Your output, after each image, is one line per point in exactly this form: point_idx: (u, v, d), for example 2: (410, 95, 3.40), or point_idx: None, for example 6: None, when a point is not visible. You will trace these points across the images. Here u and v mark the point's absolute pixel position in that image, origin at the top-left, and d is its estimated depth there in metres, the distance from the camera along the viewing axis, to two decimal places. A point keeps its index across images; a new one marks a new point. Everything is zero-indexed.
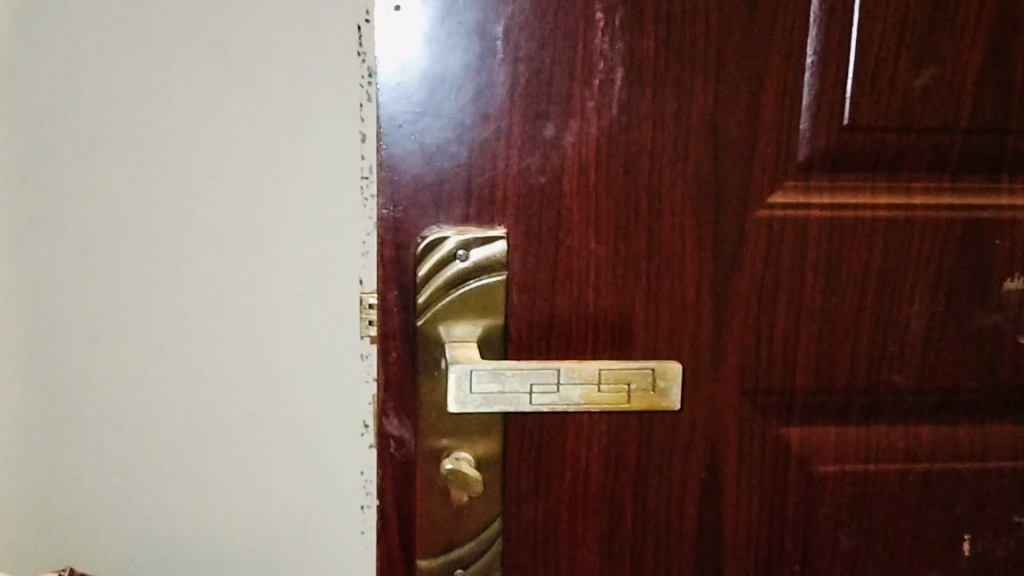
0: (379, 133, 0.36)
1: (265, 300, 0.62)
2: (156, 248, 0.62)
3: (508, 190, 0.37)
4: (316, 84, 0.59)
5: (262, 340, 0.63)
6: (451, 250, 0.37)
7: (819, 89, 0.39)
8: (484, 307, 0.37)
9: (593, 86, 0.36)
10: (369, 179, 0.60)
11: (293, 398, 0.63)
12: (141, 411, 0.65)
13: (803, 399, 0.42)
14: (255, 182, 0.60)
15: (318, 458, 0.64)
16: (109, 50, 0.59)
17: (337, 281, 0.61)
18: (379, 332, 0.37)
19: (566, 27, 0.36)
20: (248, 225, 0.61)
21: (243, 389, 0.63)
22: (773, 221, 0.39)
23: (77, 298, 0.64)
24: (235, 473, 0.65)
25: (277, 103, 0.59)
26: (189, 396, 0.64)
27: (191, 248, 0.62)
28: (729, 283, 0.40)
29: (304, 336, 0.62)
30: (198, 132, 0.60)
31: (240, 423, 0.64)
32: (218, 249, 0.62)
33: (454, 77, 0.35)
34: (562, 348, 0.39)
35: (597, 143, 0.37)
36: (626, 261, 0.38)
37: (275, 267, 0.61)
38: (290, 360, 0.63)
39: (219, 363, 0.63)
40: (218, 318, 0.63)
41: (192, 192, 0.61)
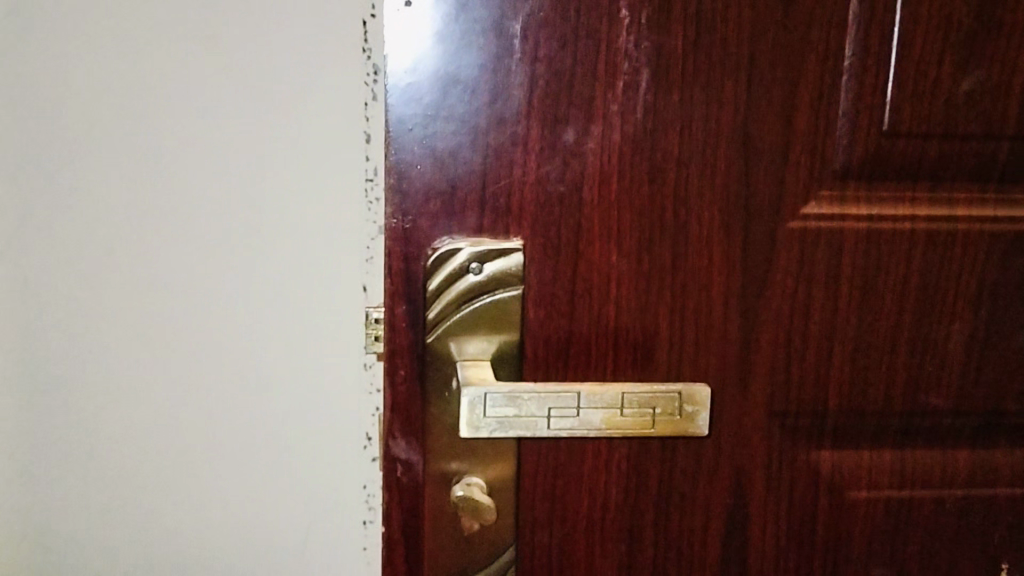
0: (387, 137, 0.33)
1: (262, 327, 0.55)
2: (131, 265, 0.54)
3: (525, 199, 0.34)
4: (314, 76, 0.52)
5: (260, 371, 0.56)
6: (463, 262, 0.34)
7: (857, 92, 0.36)
8: (498, 323, 0.35)
9: (617, 89, 0.34)
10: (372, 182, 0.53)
11: (290, 427, 0.57)
12: (117, 447, 0.57)
13: (835, 421, 0.40)
14: (246, 190, 0.53)
15: (317, 490, 0.57)
16: (70, 37, 0.51)
17: (341, 300, 0.55)
18: (386, 350, 0.35)
19: (588, 26, 0.33)
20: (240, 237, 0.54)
21: (239, 428, 0.56)
22: (807, 232, 0.37)
23: (33, 314, 0.55)
24: (225, 513, 0.58)
25: (269, 97, 0.52)
26: (168, 429, 0.56)
27: (169, 259, 0.54)
28: (760, 298, 0.37)
29: (307, 363, 0.56)
30: (182, 135, 0.52)
31: (229, 457, 0.57)
32: (199, 259, 0.54)
33: (469, 77, 0.33)
34: (581, 367, 0.36)
35: (621, 150, 0.35)
36: (650, 275, 0.36)
37: (280, 288, 0.56)
38: (286, 386, 0.56)
39: (211, 398, 0.56)
40: (203, 338, 0.55)
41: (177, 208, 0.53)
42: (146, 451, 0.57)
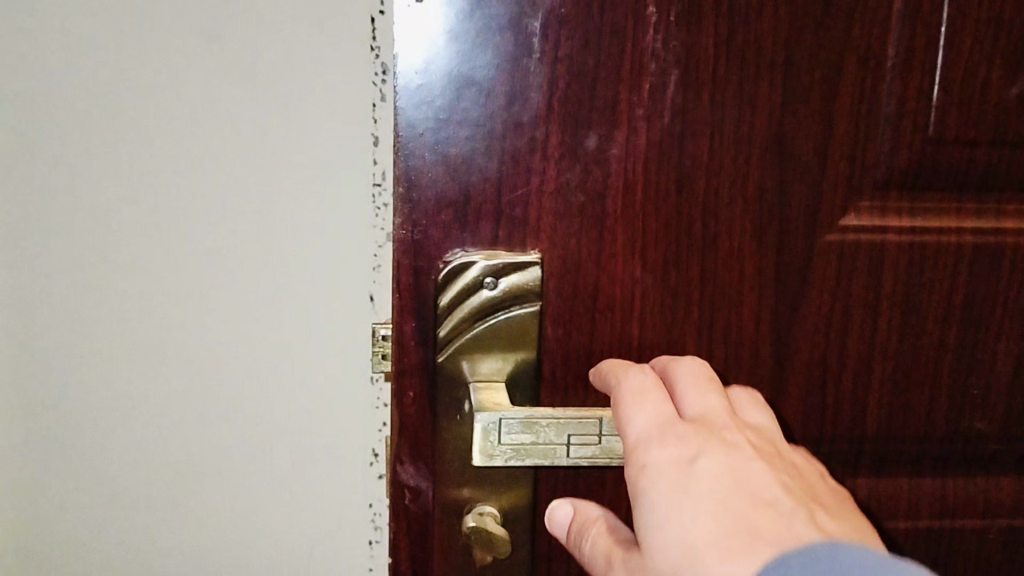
0: (396, 143, 0.31)
1: (268, 325, 0.54)
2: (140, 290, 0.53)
3: (544, 209, 0.32)
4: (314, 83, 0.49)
5: (272, 397, 0.56)
6: (477, 277, 0.32)
7: (901, 95, 0.34)
8: (514, 340, 0.33)
9: (642, 91, 0.32)
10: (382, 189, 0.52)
11: (297, 431, 0.56)
12: (120, 443, 0.56)
13: (873, 447, 0.37)
14: (251, 205, 0.51)
15: (324, 492, 0.58)
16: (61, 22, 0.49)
17: (347, 302, 0.54)
18: (393, 369, 0.33)
19: (613, 24, 0.31)
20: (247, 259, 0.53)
21: (251, 451, 0.57)
22: (847, 246, 0.35)
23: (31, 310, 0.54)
24: (232, 510, 0.58)
25: (270, 105, 0.50)
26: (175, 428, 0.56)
27: (170, 256, 0.53)
28: (793, 316, 0.35)
29: (312, 364, 0.55)
30: (178, 138, 0.50)
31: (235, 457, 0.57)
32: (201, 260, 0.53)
33: (484, 78, 0.30)
34: (602, 388, 0.34)
35: (646, 156, 0.32)
36: (677, 290, 0.34)
37: (274, 285, 0.53)
38: (293, 392, 0.55)
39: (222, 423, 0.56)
40: (206, 340, 0.54)
41: (175, 197, 0.51)
42: (151, 448, 0.56)
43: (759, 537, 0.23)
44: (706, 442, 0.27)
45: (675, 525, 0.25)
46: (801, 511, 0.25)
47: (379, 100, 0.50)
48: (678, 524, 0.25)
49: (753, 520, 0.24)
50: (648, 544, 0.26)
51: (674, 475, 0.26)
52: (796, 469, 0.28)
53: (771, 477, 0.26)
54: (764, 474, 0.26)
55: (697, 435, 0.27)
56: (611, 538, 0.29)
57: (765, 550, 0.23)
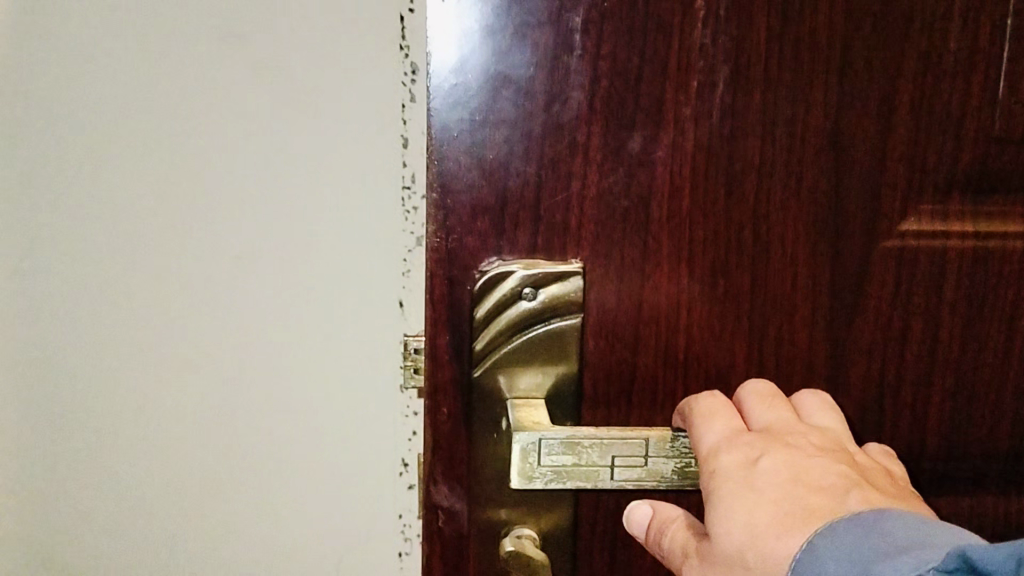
0: (430, 146, 0.29)
1: (292, 330, 0.53)
2: (185, 286, 0.52)
3: (586, 216, 0.30)
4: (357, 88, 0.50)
5: (316, 387, 0.54)
6: (514, 287, 0.30)
7: (965, 92, 0.32)
8: (555, 353, 0.31)
9: (689, 90, 0.30)
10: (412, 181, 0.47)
11: (320, 441, 0.54)
12: (144, 450, 0.55)
13: (934, 466, 0.35)
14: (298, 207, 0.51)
15: (351, 508, 0.56)
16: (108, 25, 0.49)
17: (372, 306, 0.52)
18: (427, 385, 0.31)
19: (658, 18, 0.29)
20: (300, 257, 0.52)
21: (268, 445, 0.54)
22: (906, 253, 0.33)
23: (66, 314, 0.54)
24: (256, 525, 0.56)
25: (306, 105, 0.49)
26: (198, 436, 0.55)
27: (199, 257, 0.52)
28: (849, 325, 0.33)
29: (334, 366, 0.53)
30: (214, 139, 0.50)
31: (258, 472, 0.55)
32: (230, 262, 0.52)
33: (522, 78, 0.29)
34: (646, 404, 0.32)
35: (693, 159, 0.31)
36: (725, 300, 0.32)
37: (302, 289, 0.52)
38: (316, 399, 0.54)
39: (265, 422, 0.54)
40: (234, 344, 0.53)
41: (206, 198, 0.51)
42: (175, 455, 0.55)
43: (820, 513, 0.23)
44: (765, 444, 0.26)
45: (738, 521, 0.24)
46: (859, 490, 0.24)
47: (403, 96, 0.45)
48: (745, 520, 0.24)
49: (813, 509, 0.23)
50: (719, 543, 0.25)
51: (738, 478, 0.25)
52: (859, 461, 0.27)
53: (835, 467, 0.25)
54: (827, 462, 0.25)
55: (756, 440, 0.27)
56: (691, 532, 0.27)
57: (823, 521, 0.23)
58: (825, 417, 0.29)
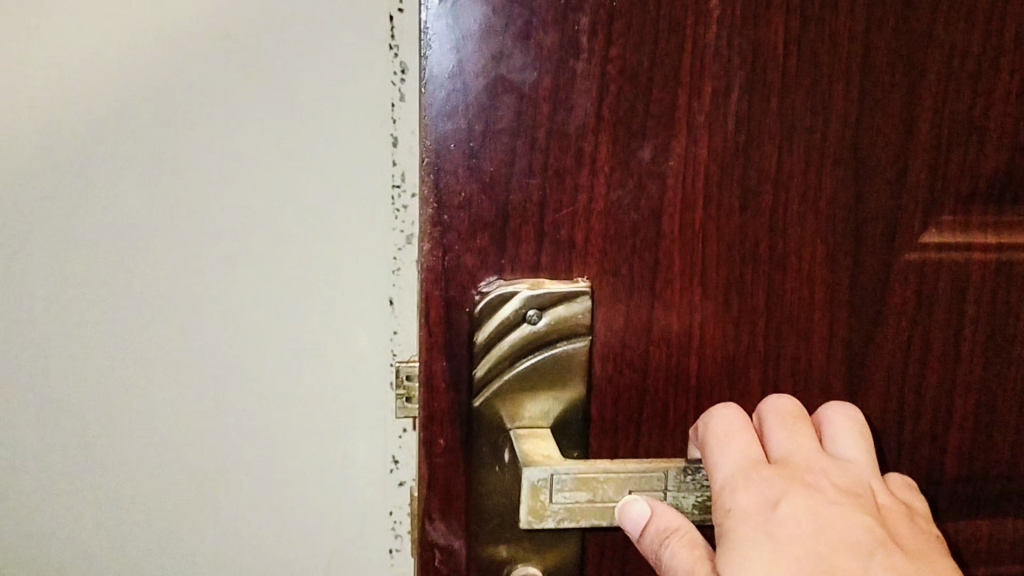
0: (425, 160, 0.27)
1: (267, 350, 0.46)
2: (140, 300, 0.45)
3: (592, 231, 0.28)
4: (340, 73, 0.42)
5: (297, 415, 0.47)
6: (517, 309, 0.28)
7: (987, 97, 0.30)
8: (561, 379, 0.29)
9: (703, 96, 0.28)
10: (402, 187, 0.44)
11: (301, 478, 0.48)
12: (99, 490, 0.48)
13: (953, 488, 0.34)
14: (261, 197, 0.43)
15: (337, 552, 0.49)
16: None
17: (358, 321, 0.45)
18: (422, 415, 0.28)
19: (671, 18, 0.27)
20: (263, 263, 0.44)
21: (240, 483, 0.48)
22: (928, 267, 0.31)
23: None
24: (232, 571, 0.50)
25: (278, 86, 0.42)
26: (161, 473, 0.48)
27: (157, 267, 0.45)
28: (868, 343, 0.31)
29: (317, 391, 0.46)
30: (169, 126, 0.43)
31: (231, 512, 0.48)
32: (194, 273, 0.45)
33: (525, 82, 0.26)
34: (656, 430, 0.30)
35: (707, 169, 0.28)
36: (739, 319, 0.30)
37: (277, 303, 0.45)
38: (295, 429, 0.47)
39: (225, 443, 0.47)
40: (200, 367, 0.46)
41: (164, 197, 0.44)
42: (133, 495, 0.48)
43: None
44: (786, 484, 0.24)
45: None
46: (884, 552, 0.23)
47: (397, 101, 0.42)
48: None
49: None
50: None
51: (755, 524, 0.24)
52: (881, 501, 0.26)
53: (856, 523, 0.24)
54: (848, 515, 0.24)
55: (775, 476, 0.25)
56: (700, 553, 0.24)
57: None
58: (853, 445, 0.27)
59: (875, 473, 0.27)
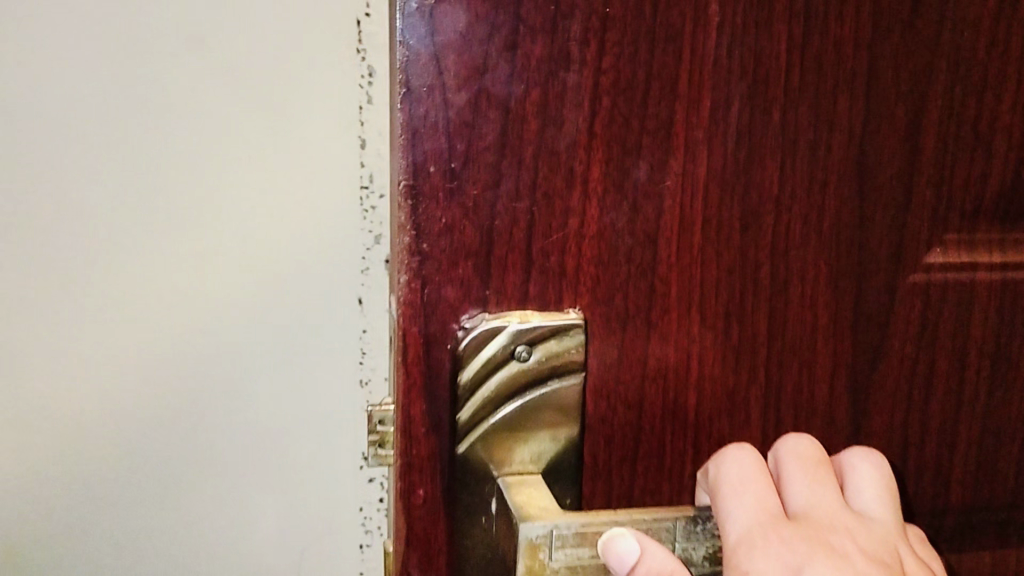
0: (401, 186, 0.24)
1: (235, 347, 0.46)
2: (98, 295, 0.44)
3: (584, 257, 0.26)
4: (318, 73, 0.42)
5: (266, 412, 0.47)
6: (505, 347, 0.25)
7: (992, 111, 0.29)
8: (552, 419, 0.26)
9: (702, 110, 0.26)
10: (372, 190, 0.44)
11: (268, 473, 0.48)
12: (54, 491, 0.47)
13: (958, 518, 0.32)
14: (238, 195, 0.43)
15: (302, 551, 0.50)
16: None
17: (329, 319, 0.46)
18: (399, 463, 0.26)
19: (669, 26, 0.25)
20: (240, 263, 0.44)
21: (205, 479, 0.48)
22: (933, 288, 0.30)
23: None
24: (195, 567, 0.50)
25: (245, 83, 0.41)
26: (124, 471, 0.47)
27: (116, 260, 0.44)
28: (872, 370, 0.30)
29: (284, 388, 0.47)
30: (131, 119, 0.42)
31: (194, 508, 0.48)
32: (156, 266, 0.44)
33: (509, 96, 0.24)
34: (653, 470, 0.28)
35: (706, 188, 0.27)
36: (739, 347, 0.28)
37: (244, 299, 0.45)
38: (266, 424, 0.47)
39: (194, 444, 0.47)
40: (163, 362, 0.45)
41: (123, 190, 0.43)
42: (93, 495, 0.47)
43: None
44: (811, 550, 0.23)
45: None
46: None
47: (365, 104, 0.42)
48: None
49: None
50: None
51: None
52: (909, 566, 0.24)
53: None
54: None
55: (799, 539, 0.23)
56: None
57: None
58: (873, 492, 0.25)
59: (898, 535, 0.25)
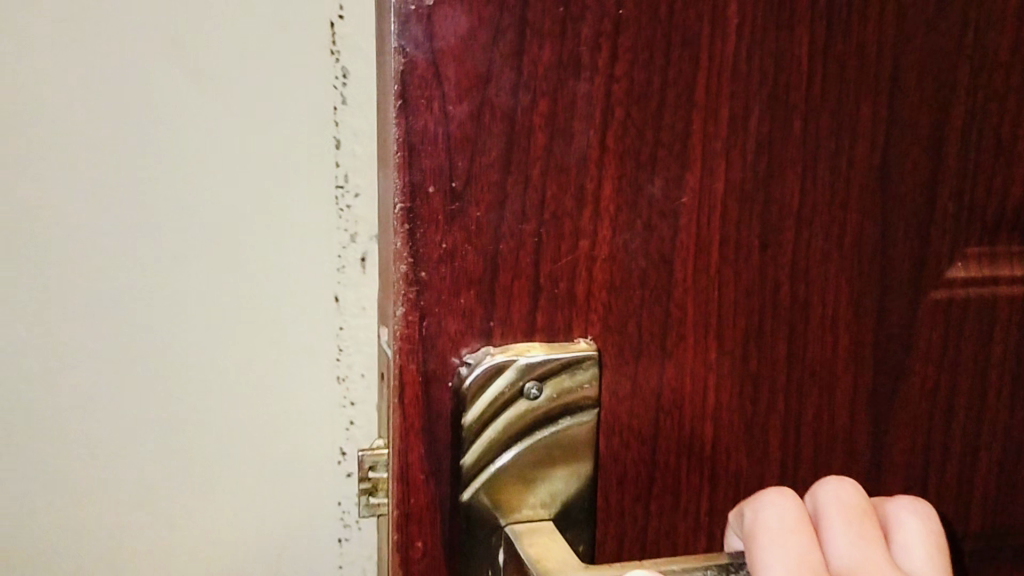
0: (396, 209, 0.21)
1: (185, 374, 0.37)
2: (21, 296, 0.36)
3: (596, 282, 0.23)
4: (296, 59, 0.34)
5: (225, 455, 0.38)
6: (513, 383, 0.23)
7: (1012, 119, 0.28)
8: (562, 460, 0.24)
9: (720, 119, 0.24)
10: (347, 190, 0.35)
11: (225, 531, 0.39)
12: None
13: (977, 544, 0.31)
14: (210, 222, 0.36)
15: None
16: None
17: (302, 352, 0.37)
18: (396, 513, 0.23)
19: (687, 29, 0.23)
20: (194, 274, 0.36)
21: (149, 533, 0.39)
22: (954, 303, 0.28)
23: None
24: None
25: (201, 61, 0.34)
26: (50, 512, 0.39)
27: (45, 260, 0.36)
28: (893, 392, 0.28)
29: (247, 430, 0.38)
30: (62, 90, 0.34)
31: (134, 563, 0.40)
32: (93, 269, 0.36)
33: (515, 107, 0.21)
34: (668, 509, 0.26)
35: (723, 204, 0.25)
36: (758, 374, 0.26)
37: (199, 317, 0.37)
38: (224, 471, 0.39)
39: (139, 489, 0.39)
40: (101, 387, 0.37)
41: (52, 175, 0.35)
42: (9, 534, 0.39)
43: None
44: None
45: None
46: None
47: (338, 104, 0.35)
48: None
49: None
50: None
51: None
52: None
53: None
54: None
55: None
56: None
57: None
58: (921, 551, 0.24)
59: None
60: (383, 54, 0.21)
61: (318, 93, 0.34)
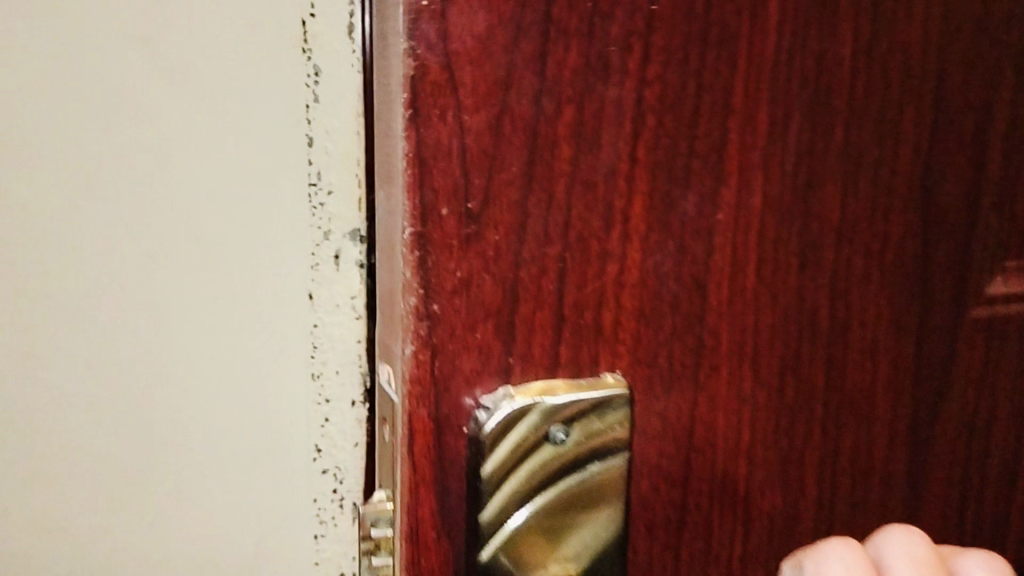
0: (406, 236, 0.19)
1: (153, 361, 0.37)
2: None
3: (624, 310, 0.21)
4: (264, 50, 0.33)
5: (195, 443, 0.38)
6: (538, 428, 0.20)
7: None
8: (592, 510, 0.21)
9: (757, 126, 0.22)
10: (321, 187, 0.34)
11: (196, 522, 0.39)
12: None
13: None
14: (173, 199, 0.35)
15: None
16: None
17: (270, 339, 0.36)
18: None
19: (723, 25, 0.21)
20: (160, 258, 0.36)
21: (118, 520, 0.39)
22: (994, 321, 0.26)
23: None
24: None
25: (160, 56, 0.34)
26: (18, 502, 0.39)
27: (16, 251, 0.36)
28: (933, 418, 0.26)
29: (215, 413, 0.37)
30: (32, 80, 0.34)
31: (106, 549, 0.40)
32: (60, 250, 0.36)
33: (539, 116, 0.19)
34: (702, 556, 0.24)
35: (760, 219, 0.22)
36: (793, 404, 0.24)
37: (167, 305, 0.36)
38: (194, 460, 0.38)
39: (107, 476, 0.39)
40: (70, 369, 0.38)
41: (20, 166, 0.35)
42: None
43: None
44: None
45: None
46: None
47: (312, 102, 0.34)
48: None
49: None
50: None
51: None
52: None
53: None
54: None
55: None
56: None
57: None
58: None
59: None
60: (388, 60, 0.18)
61: (293, 92, 0.34)
